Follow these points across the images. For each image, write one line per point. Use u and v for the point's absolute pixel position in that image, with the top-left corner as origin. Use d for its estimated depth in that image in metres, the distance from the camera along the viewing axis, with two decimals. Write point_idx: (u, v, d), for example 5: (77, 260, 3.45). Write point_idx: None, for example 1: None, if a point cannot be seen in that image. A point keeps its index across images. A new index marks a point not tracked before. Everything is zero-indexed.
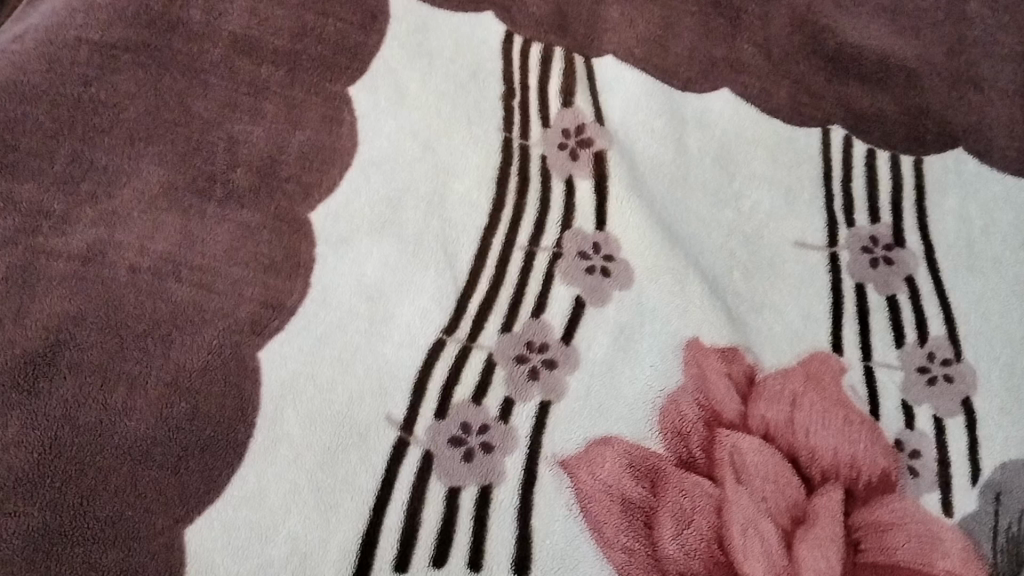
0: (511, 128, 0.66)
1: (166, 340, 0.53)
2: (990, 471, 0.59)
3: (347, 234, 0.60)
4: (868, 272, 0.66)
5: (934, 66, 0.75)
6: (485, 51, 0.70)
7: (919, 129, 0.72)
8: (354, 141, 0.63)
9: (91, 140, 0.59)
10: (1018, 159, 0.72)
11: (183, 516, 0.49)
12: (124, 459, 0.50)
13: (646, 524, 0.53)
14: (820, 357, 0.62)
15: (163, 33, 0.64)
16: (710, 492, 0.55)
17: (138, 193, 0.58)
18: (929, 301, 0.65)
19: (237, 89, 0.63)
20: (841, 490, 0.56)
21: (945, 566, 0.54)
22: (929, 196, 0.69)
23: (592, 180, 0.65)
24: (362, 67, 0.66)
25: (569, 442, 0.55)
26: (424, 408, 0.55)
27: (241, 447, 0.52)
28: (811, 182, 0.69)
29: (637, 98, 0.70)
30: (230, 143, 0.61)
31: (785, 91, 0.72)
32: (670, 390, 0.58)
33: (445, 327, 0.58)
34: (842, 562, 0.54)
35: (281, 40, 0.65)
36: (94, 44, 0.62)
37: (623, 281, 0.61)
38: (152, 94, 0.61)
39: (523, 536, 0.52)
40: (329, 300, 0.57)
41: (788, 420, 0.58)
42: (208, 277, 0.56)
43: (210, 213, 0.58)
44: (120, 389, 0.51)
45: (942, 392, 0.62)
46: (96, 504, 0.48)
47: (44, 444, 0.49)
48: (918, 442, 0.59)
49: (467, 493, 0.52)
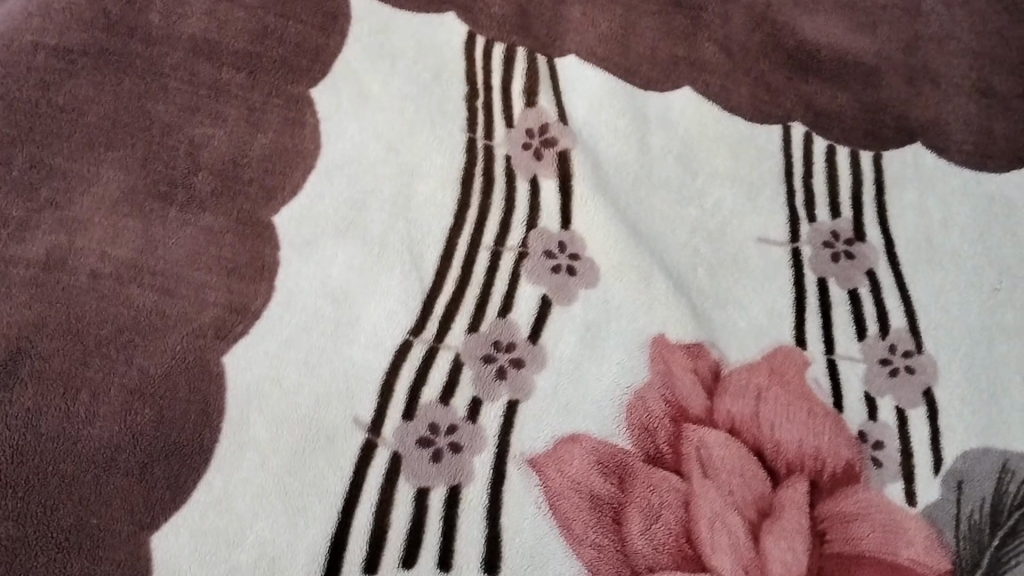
0: (474, 128, 0.66)
1: (128, 346, 0.53)
2: (952, 460, 0.60)
3: (312, 236, 0.60)
4: (829, 266, 0.66)
5: (891, 63, 0.76)
6: (447, 52, 0.70)
7: (878, 125, 0.73)
8: (316, 143, 0.63)
9: (50, 146, 0.58)
10: (975, 152, 0.73)
11: (149, 523, 0.49)
12: (87, 466, 0.49)
13: (614, 520, 0.54)
14: (784, 351, 0.62)
15: (123, 37, 0.63)
16: (677, 487, 0.55)
17: (98, 199, 0.57)
18: (890, 294, 0.66)
19: (197, 92, 0.62)
20: (806, 482, 0.57)
21: (909, 554, 0.56)
22: (889, 190, 0.70)
23: (556, 180, 0.65)
24: (324, 69, 0.66)
25: (537, 440, 0.56)
26: (391, 409, 0.55)
27: (206, 452, 0.52)
28: (774, 178, 0.70)
29: (600, 97, 0.70)
30: (191, 147, 0.60)
31: (746, 88, 0.73)
32: (637, 387, 0.59)
33: (411, 328, 0.58)
34: (809, 553, 0.54)
35: (242, 42, 0.65)
36: (51, 48, 0.61)
37: (588, 279, 0.62)
38: (112, 98, 0.61)
39: (492, 535, 0.52)
40: (294, 303, 0.57)
41: (753, 414, 0.59)
42: (171, 282, 0.56)
43: (172, 217, 0.58)
44: (82, 397, 0.51)
45: (903, 383, 0.62)
46: (59, 512, 0.48)
47: (5, 454, 0.49)
48: (881, 433, 0.60)
49: (436, 493, 0.52)
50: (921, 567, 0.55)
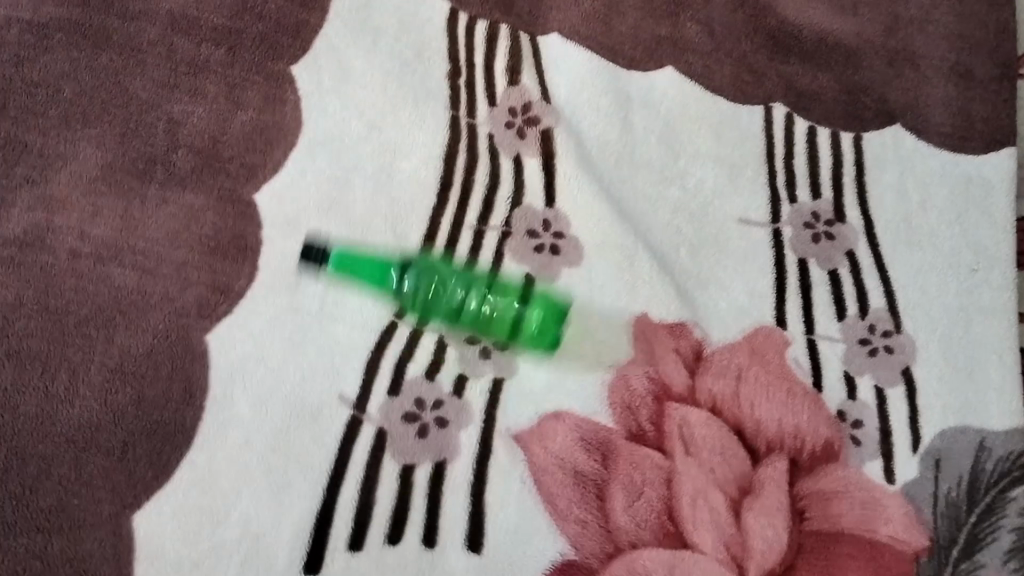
0: (457, 107, 0.66)
1: (109, 325, 0.53)
2: (930, 439, 0.61)
3: (295, 215, 0.59)
4: (810, 247, 0.66)
5: (872, 44, 0.76)
6: (428, 28, 0.69)
7: (858, 107, 0.73)
8: (298, 120, 0.62)
9: (25, 124, 0.58)
10: (953, 135, 0.74)
11: (173, 399, 0.52)
12: (67, 447, 0.50)
13: (598, 497, 0.54)
14: (764, 332, 0.63)
15: (99, 11, 0.62)
16: (659, 465, 0.56)
17: (76, 177, 0.57)
18: (870, 275, 0.66)
19: (176, 68, 0.62)
20: (787, 460, 0.58)
21: (888, 531, 0.57)
22: (870, 171, 0.70)
23: (538, 159, 0.65)
24: (304, 45, 0.65)
25: (521, 416, 0.56)
26: (377, 386, 0.55)
27: (190, 431, 0.52)
28: (755, 159, 0.70)
29: (583, 77, 0.70)
30: (171, 124, 0.60)
31: (728, 69, 0.73)
32: (620, 365, 0.59)
33: (394, 310, 0.57)
34: (788, 531, 0.55)
35: (221, 17, 0.64)
36: (25, 23, 0.60)
37: (572, 258, 0.62)
38: (88, 74, 0.60)
39: (476, 512, 0.53)
40: (277, 282, 0.57)
41: (734, 394, 0.59)
42: (151, 262, 0.55)
43: (151, 195, 0.57)
44: (62, 376, 0.51)
45: (882, 363, 0.63)
46: (39, 493, 0.48)
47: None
48: (861, 412, 0.61)
49: (422, 469, 0.53)
50: (899, 544, 0.57)
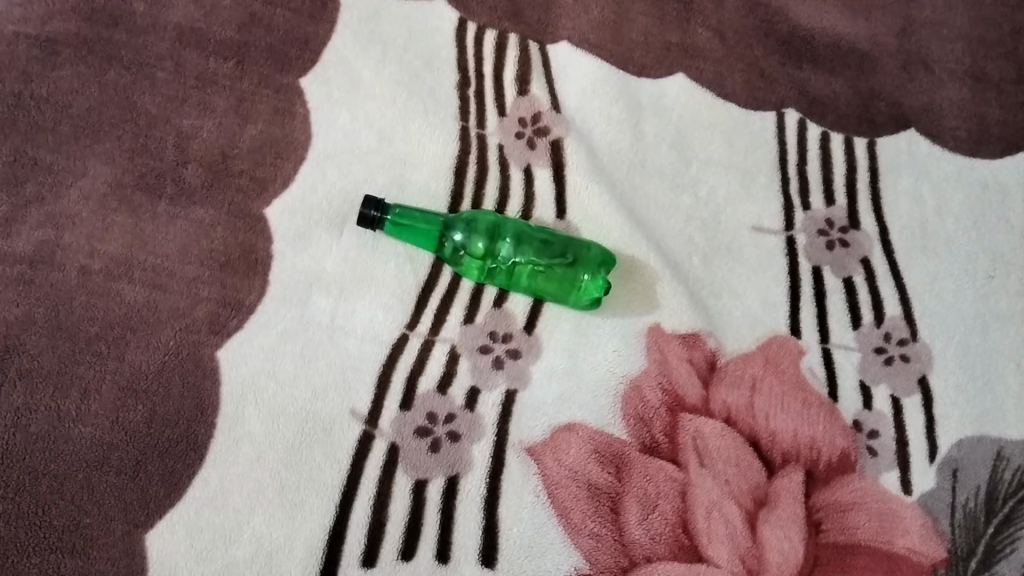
0: (468, 118, 0.65)
1: (120, 343, 0.53)
2: (947, 448, 0.60)
3: (305, 228, 0.59)
4: (824, 254, 0.66)
5: (885, 48, 0.75)
6: (437, 38, 0.68)
7: (872, 112, 0.73)
8: (307, 134, 0.62)
9: (34, 139, 0.58)
10: (970, 139, 0.73)
11: (184, 416, 0.52)
12: (79, 465, 0.50)
13: (612, 510, 0.54)
14: (779, 340, 0.62)
15: (107, 27, 0.62)
16: (674, 477, 0.55)
17: (86, 193, 0.57)
18: (884, 282, 0.66)
19: (185, 82, 0.62)
20: (802, 472, 0.57)
21: (906, 543, 0.56)
22: (883, 177, 0.70)
23: (549, 169, 0.65)
24: (313, 58, 0.65)
25: (535, 428, 0.56)
26: (389, 400, 0.55)
27: (201, 447, 0.52)
28: (768, 166, 0.69)
29: (593, 85, 0.69)
30: (180, 138, 0.60)
31: (740, 74, 0.73)
32: (633, 375, 0.59)
33: (407, 322, 0.57)
34: (804, 543, 0.55)
35: (229, 32, 0.64)
36: (33, 40, 0.61)
37: None
38: (96, 90, 0.60)
39: (488, 527, 0.52)
40: (288, 297, 0.57)
41: (748, 404, 0.59)
42: (162, 278, 0.55)
43: (161, 211, 0.57)
44: (73, 394, 0.51)
45: (899, 371, 0.62)
46: (51, 512, 0.48)
47: (9, 455, 0.49)
48: (876, 422, 0.60)
49: (434, 484, 0.53)
50: (916, 556, 0.56)
